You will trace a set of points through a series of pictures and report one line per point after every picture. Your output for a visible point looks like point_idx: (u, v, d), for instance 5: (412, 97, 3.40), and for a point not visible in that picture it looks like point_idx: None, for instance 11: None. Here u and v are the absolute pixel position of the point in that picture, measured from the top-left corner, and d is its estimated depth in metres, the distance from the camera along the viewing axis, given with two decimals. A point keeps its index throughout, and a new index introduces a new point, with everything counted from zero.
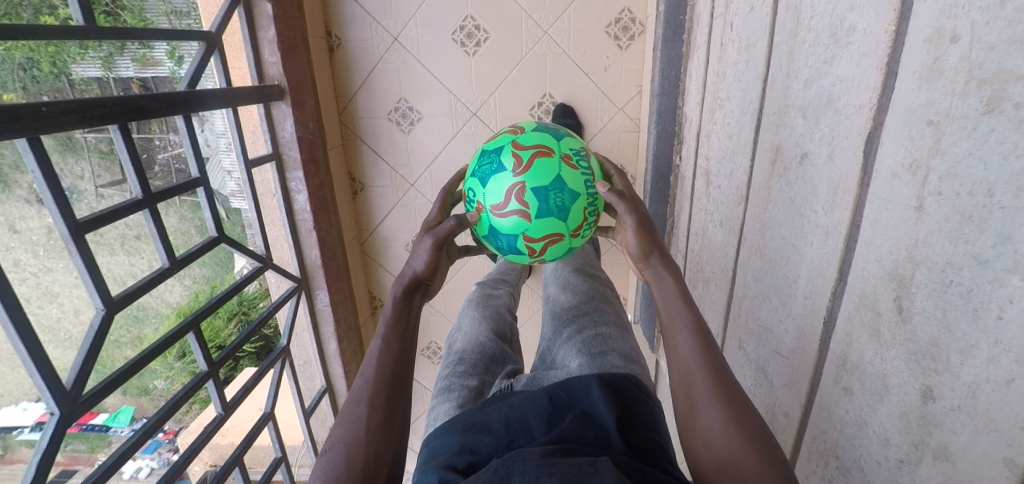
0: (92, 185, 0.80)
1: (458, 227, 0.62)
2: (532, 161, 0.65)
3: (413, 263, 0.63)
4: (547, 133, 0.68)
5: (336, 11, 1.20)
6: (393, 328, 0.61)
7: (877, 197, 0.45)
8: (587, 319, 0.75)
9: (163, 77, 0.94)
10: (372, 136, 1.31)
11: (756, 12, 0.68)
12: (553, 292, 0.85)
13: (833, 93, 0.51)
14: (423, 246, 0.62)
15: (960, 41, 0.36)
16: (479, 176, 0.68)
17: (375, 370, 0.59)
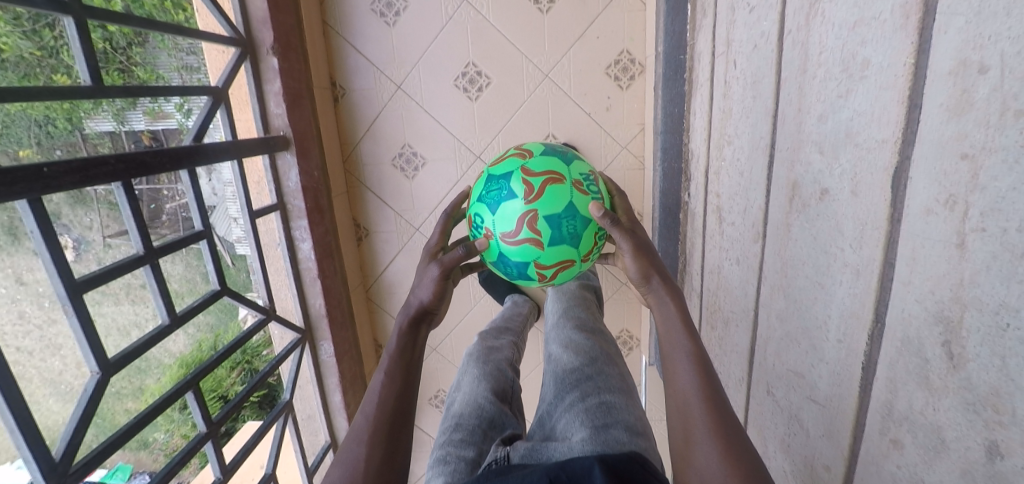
0: (101, 236, 0.78)
1: (467, 256, 0.68)
2: (543, 188, 0.68)
3: (419, 292, 0.69)
4: (556, 159, 0.71)
5: (342, 63, 1.23)
6: (396, 359, 0.67)
7: (911, 234, 0.43)
8: (592, 385, 0.73)
9: (172, 128, 0.94)
10: (377, 181, 1.31)
11: (760, 50, 0.68)
12: (555, 352, 0.84)
13: (851, 127, 0.49)
14: (429, 275, 0.68)
15: (990, 72, 0.34)
16: (489, 202, 0.70)
17: (376, 408, 0.63)
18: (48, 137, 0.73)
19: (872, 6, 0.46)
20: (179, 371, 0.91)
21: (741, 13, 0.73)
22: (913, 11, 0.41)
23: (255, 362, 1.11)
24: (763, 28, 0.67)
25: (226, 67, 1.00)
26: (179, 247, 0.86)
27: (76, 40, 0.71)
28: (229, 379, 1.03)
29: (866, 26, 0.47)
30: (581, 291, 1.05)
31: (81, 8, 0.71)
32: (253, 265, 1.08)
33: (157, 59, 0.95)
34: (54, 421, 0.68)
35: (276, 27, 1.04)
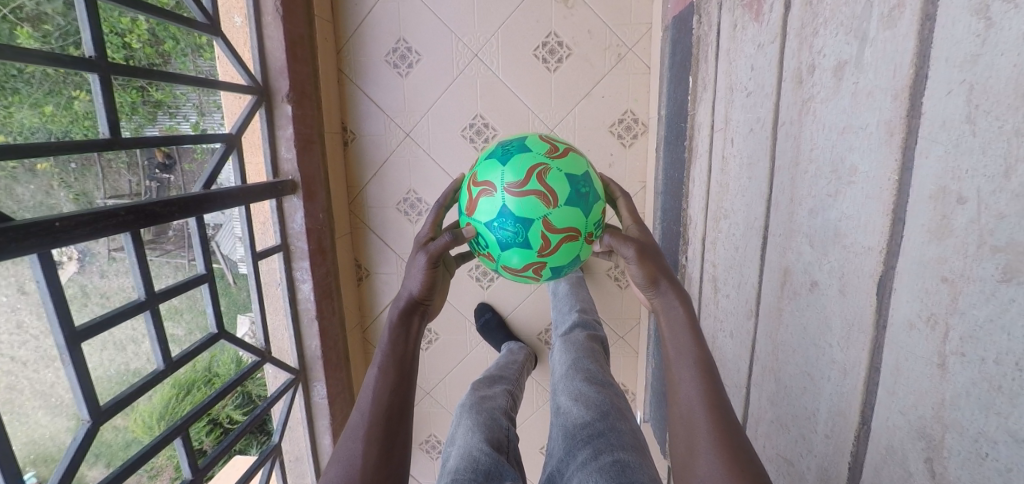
0: (105, 248, 0.88)
1: (454, 242, 0.68)
2: (559, 246, 0.69)
3: (408, 284, 0.69)
4: (578, 209, 0.69)
5: (353, 108, 1.28)
6: (390, 354, 0.66)
7: (895, 345, 0.43)
8: (605, 442, 0.73)
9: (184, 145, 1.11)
10: (381, 223, 1.34)
11: (755, 133, 0.70)
12: (565, 404, 0.83)
13: (839, 228, 0.51)
14: (417, 264, 0.68)
15: (967, 203, 0.36)
16: (502, 242, 0.69)
17: (371, 403, 0.63)
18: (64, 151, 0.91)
19: (859, 116, 0.48)
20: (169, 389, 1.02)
21: (739, 96, 0.76)
22: (897, 130, 0.43)
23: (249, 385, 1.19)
24: (758, 114, 0.69)
25: (243, 113, 1.05)
26: (182, 291, 0.89)
27: (98, 94, 0.75)
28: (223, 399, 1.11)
29: (854, 134, 0.48)
30: (588, 343, 1.00)
31: (107, 64, 0.75)
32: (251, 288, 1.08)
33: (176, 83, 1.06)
34: (43, 435, 0.77)
35: (292, 76, 1.08)
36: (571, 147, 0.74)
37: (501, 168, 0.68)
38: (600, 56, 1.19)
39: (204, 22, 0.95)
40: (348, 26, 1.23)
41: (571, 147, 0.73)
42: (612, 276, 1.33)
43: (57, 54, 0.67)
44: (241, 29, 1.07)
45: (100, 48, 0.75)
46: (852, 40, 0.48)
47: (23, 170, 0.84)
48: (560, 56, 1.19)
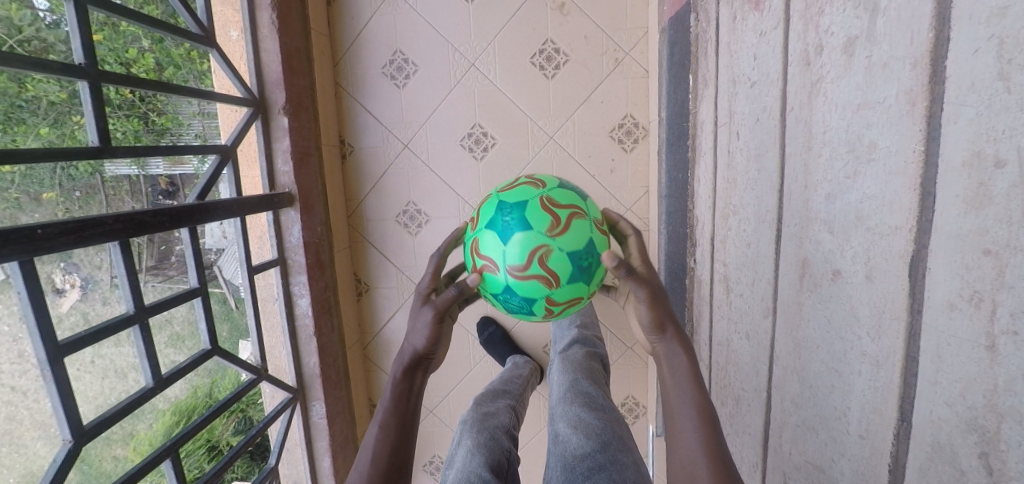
0: (109, 275, 0.84)
1: (459, 296, 0.64)
2: (562, 312, 0.69)
3: (414, 339, 0.65)
4: (580, 283, 0.66)
5: (352, 122, 1.28)
6: (392, 411, 0.66)
7: (934, 329, 0.40)
8: (604, 477, 0.68)
9: (188, 173, 1.05)
10: (381, 236, 1.32)
11: (763, 123, 0.69)
12: (564, 432, 0.79)
13: (861, 209, 0.48)
14: (423, 319, 0.64)
15: (1007, 166, 0.33)
16: (507, 308, 0.69)
17: (370, 464, 0.64)
18: (69, 178, 0.84)
19: (876, 90, 0.46)
20: (172, 418, 0.93)
21: (743, 87, 0.75)
22: (919, 98, 0.40)
23: (252, 410, 1.12)
24: (765, 103, 0.68)
25: (238, 124, 1.05)
26: (173, 306, 0.86)
27: (88, 101, 0.75)
28: (224, 424, 1.04)
29: (871, 110, 0.46)
30: (588, 361, 0.95)
31: (97, 72, 0.76)
32: (248, 308, 1.06)
33: (178, 108, 1.02)
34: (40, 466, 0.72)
35: (288, 88, 1.09)
36: (577, 207, 0.67)
37: (500, 249, 0.64)
38: (597, 61, 1.19)
39: (199, 34, 0.97)
40: (345, 40, 1.25)
41: (575, 209, 0.66)
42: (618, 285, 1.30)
43: (45, 61, 0.67)
44: (238, 43, 1.09)
45: (90, 56, 0.75)
46: (862, 12, 0.47)
47: (27, 200, 0.78)
48: (558, 63, 1.19)
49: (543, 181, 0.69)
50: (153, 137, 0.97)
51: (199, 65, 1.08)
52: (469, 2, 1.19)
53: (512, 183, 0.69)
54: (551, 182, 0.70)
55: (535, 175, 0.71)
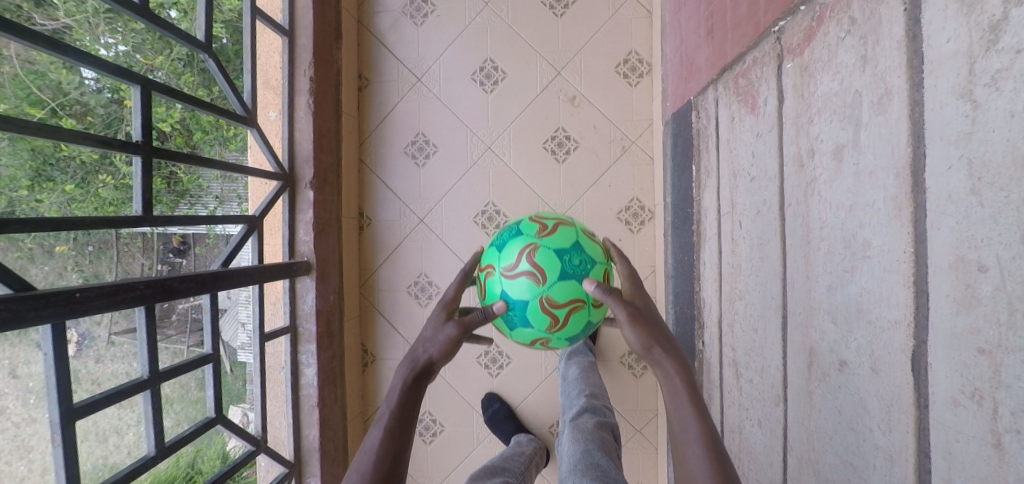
0: (107, 331, 0.97)
1: (484, 320, 0.67)
2: None
3: (428, 347, 0.67)
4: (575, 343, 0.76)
5: (371, 196, 1.38)
6: (395, 415, 0.65)
7: (942, 425, 0.41)
8: None
9: (200, 233, 1.16)
10: (390, 307, 1.36)
11: (763, 215, 0.74)
12: None
13: (860, 303, 0.51)
14: (442, 332, 0.67)
15: (989, 271, 0.36)
16: None
17: (370, 465, 0.62)
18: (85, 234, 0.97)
19: (865, 194, 0.51)
20: None
21: (743, 181, 0.81)
22: (903, 205, 0.45)
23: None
24: (764, 197, 0.74)
25: (266, 197, 1.12)
26: (187, 370, 0.87)
27: (137, 174, 0.82)
28: None
29: (862, 211, 0.51)
30: (599, 432, 0.91)
31: (150, 147, 0.83)
32: (254, 376, 1.06)
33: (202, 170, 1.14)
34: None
35: (316, 164, 1.20)
36: (578, 301, 0.68)
37: (506, 332, 0.73)
38: (605, 148, 1.31)
39: (242, 114, 1.08)
40: (372, 122, 1.40)
41: (577, 304, 0.69)
42: (626, 364, 1.29)
43: (106, 137, 0.75)
44: (274, 123, 1.20)
45: (146, 134, 0.84)
46: (847, 126, 0.54)
47: (40, 251, 0.91)
48: (568, 148, 1.32)
49: (546, 275, 0.67)
50: (173, 197, 1.09)
51: (226, 135, 1.21)
52: (489, 93, 1.34)
53: (514, 271, 0.69)
54: (554, 272, 0.68)
55: (539, 258, 0.68)
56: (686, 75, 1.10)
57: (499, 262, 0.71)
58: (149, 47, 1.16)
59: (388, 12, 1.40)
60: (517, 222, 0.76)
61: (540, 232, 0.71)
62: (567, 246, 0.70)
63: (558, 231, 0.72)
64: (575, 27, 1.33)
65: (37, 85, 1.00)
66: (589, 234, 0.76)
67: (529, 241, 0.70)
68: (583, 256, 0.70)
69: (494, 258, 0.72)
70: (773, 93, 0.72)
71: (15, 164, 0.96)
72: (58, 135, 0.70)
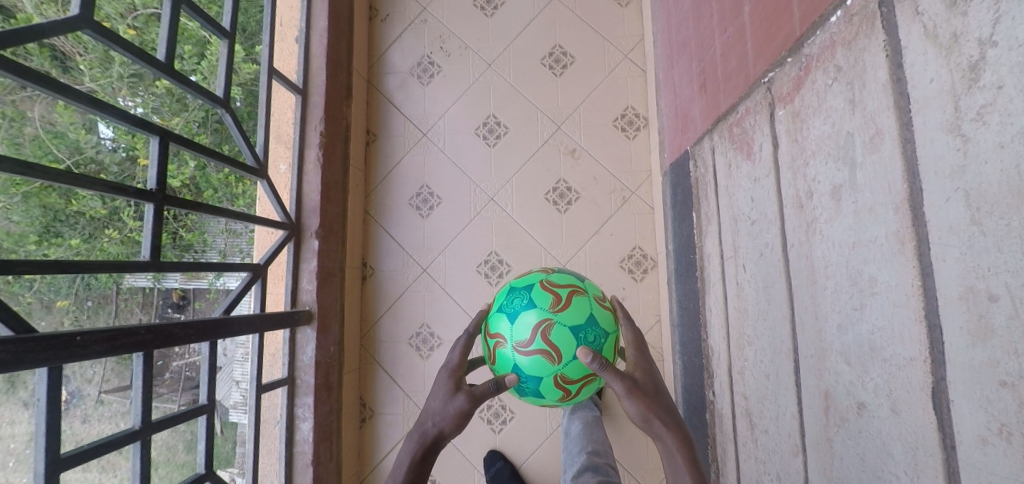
0: (97, 389, 0.95)
1: (498, 391, 0.66)
2: None
3: (438, 419, 0.67)
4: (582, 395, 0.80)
5: (376, 247, 1.40)
6: None
7: (973, 467, 0.38)
8: None
9: (201, 285, 1.20)
10: (391, 359, 1.33)
11: (767, 257, 0.75)
12: None
13: (873, 340, 0.50)
14: (452, 405, 0.66)
15: (999, 300, 0.36)
16: None
17: None
18: (86, 289, 1.00)
19: (866, 230, 0.52)
20: None
21: (744, 225, 0.83)
22: (906, 239, 0.46)
23: None
24: (766, 239, 0.75)
25: (272, 245, 1.13)
26: (180, 421, 0.84)
27: (148, 220, 0.84)
28: None
29: (865, 247, 0.52)
30: None
31: (163, 195, 0.86)
32: (248, 433, 1.00)
33: (208, 225, 1.19)
34: None
35: (322, 215, 1.22)
36: (590, 376, 0.70)
37: (517, 394, 0.75)
38: (606, 198, 1.35)
39: (254, 166, 1.12)
40: (379, 176, 1.45)
41: (589, 378, 0.70)
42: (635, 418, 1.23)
43: (122, 183, 0.78)
44: (285, 174, 1.24)
45: (161, 182, 0.87)
46: (843, 166, 0.57)
47: (40, 306, 0.93)
48: (570, 199, 1.35)
49: (561, 354, 0.68)
50: (178, 251, 1.15)
51: (234, 191, 1.27)
52: (492, 146, 1.41)
53: (527, 347, 0.69)
54: (569, 352, 0.68)
55: (554, 337, 0.68)
56: (681, 127, 1.16)
57: (512, 336, 0.70)
58: (167, 109, 1.26)
59: (396, 74, 1.51)
60: (528, 286, 0.74)
61: (554, 307, 0.70)
62: (582, 322, 0.70)
63: (571, 303, 0.70)
64: (573, 86, 1.42)
65: (56, 146, 1.06)
66: (600, 297, 0.75)
67: (543, 316, 0.69)
68: (597, 330, 0.70)
69: (506, 328, 0.71)
70: (766, 139, 0.76)
71: (26, 221, 1.00)
72: (77, 181, 0.73)
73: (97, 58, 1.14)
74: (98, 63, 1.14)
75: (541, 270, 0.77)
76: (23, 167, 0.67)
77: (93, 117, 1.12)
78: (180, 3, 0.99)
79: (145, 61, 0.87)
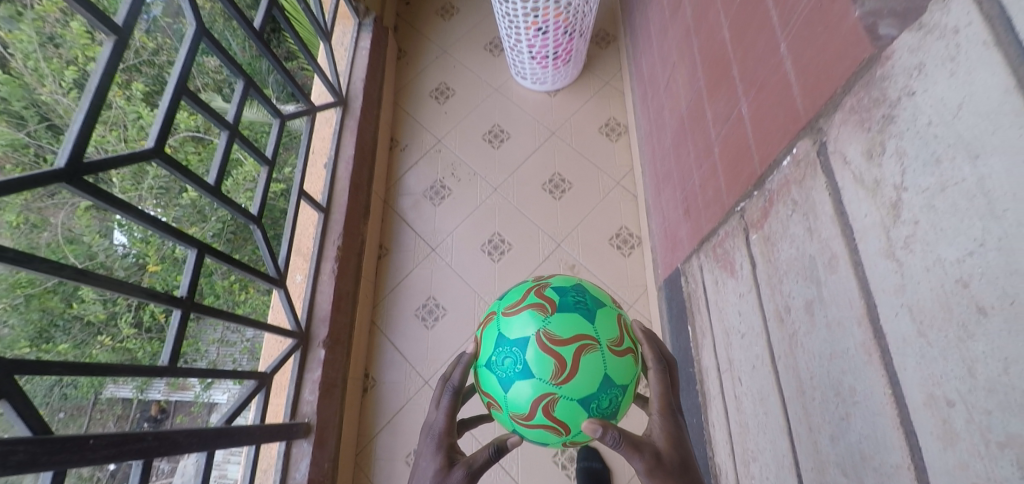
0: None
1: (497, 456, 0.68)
2: None
3: None
4: None
5: (378, 358, 1.43)
6: None
7: None
8: None
9: (185, 396, 1.78)
10: (386, 478, 1.28)
11: (759, 370, 0.78)
12: None
13: (863, 449, 0.53)
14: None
15: (957, 405, 0.42)
16: None
17: None
18: (63, 400, 1.49)
19: (839, 342, 0.58)
20: None
21: (735, 338, 0.87)
22: (873, 349, 0.52)
23: None
24: (756, 351, 0.79)
25: (280, 354, 1.16)
26: None
27: (173, 326, 0.90)
28: None
29: (842, 358, 0.57)
30: None
31: (191, 302, 0.93)
32: None
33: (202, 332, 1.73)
34: None
35: (331, 323, 1.28)
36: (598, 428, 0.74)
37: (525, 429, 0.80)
38: None
39: (274, 276, 1.20)
40: (388, 287, 1.53)
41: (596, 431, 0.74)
42: None
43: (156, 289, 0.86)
44: (299, 284, 1.36)
45: (191, 290, 0.95)
46: (810, 283, 0.65)
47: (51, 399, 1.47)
48: None
49: (566, 427, 0.70)
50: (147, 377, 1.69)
51: (236, 297, 1.77)
52: (496, 262, 1.51)
53: (530, 419, 0.71)
54: (574, 422, 0.70)
55: (557, 413, 0.69)
56: (671, 246, 1.28)
57: (511, 407, 0.71)
58: (188, 219, 1.83)
59: (410, 195, 1.68)
60: (524, 343, 0.71)
61: (557, 378, 0.69)
62: (588, 391, 0.69)
63: (576, 370, 0.69)
64: (571, 209, 1.58)
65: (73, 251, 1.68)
66: (613, 341, 0.73)
67: (546, 391, 0.69)
68: (603, 395, 0.70)
69: (503, 396, 0.72)
70: (744, 258, 0.86)
71: (21, 325, 1.55)
72: (119, 287, 0.81)
73: (129, 174, 1.77)
74: (131, 177, 1.77)
75: (538, 311, 0.73)
76: (79, 276, 0.75)
77: (107, 224, 1.75)
78: (234, 138, 1.19)
79: (199, 185, 1.02)
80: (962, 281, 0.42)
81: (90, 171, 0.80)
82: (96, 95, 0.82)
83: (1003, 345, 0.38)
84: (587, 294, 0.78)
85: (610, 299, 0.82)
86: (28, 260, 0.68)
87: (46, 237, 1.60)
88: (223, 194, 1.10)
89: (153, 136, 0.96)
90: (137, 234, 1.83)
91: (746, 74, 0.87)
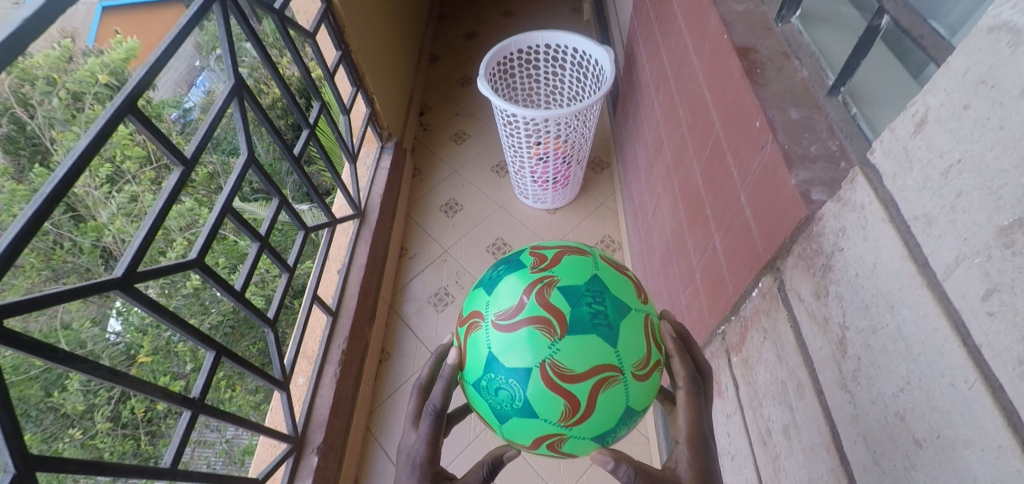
0: None
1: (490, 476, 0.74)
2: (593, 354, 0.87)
3: None
4: None
5: (369, 467, 1.42)
6: None
7: None
8: None
9: None
10: None
11: None
12: None
13: None
14: None
15: None
16: None
17: None
18: None
19: (816, 468, 0.64)
20: None
21: (728, 458, 0.92)
22: (841, 476, 0.59)
23: None
24: (747, 473, 0.83)
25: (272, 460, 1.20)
26: None
27: (180, 427, 0.94)
28: None
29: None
30: None
31: (201, 404, 0.98)
32: None
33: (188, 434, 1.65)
34: None
35: (327, 429, 1.31)
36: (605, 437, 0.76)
37: None
38: None
39: (279, 379, 1.25)
40: (386, 390, 1.56)
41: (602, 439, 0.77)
42: None
43: (174, 392, 0.92)
44: (301, 386, 1.40)
45: (203, 391, 1.00)
46: (785, 409, 0.72)
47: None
48: None
49: (573, 449, 0.73)
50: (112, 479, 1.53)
51: (221, 395, 1.75)
52: None
53: (537, 446, 0.73)
54: (582, 445, 0.72)
55: (564, 444, 0.70)
56: None
57: (516, 437, 0.72)
58: (189, 309, 1.86)
59: (414, 300, 1.78)
60: (525, 375, 0.67)
61: (564, 416, 0.67)
62: (598, 420, 0.69)
63: (586, 401, 0.67)
64: None
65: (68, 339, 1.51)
66: (632, 365, 0.69)
67: (553, 427, 0.68)
68: (614, 420, 0.70)
69: (506, 426, 0.72)
70: (728, 379, 0.93)
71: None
72: (143, 388, 0.87)
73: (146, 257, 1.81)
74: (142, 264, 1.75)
75: (545, 335, 0.67)
76: (112, 376, 0.82)
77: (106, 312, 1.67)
78: (263, 248, 1.32)
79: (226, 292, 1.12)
80: (899, 414, 0.50)
81: (141, 279, 0.91)
82: (158, 216, 0.96)
83: (939, 476, 0.45)
84: (603, 299, 0.71)
85: (631, 294, 0.76)
86: (74, 360, 0.75)
87: (42, 322, 1.41)
88: (246, 300, 1.21)
89: (197, 248, 1.08)
90: (134, 321, 1.78)
91: (716, 213, 1.02)
